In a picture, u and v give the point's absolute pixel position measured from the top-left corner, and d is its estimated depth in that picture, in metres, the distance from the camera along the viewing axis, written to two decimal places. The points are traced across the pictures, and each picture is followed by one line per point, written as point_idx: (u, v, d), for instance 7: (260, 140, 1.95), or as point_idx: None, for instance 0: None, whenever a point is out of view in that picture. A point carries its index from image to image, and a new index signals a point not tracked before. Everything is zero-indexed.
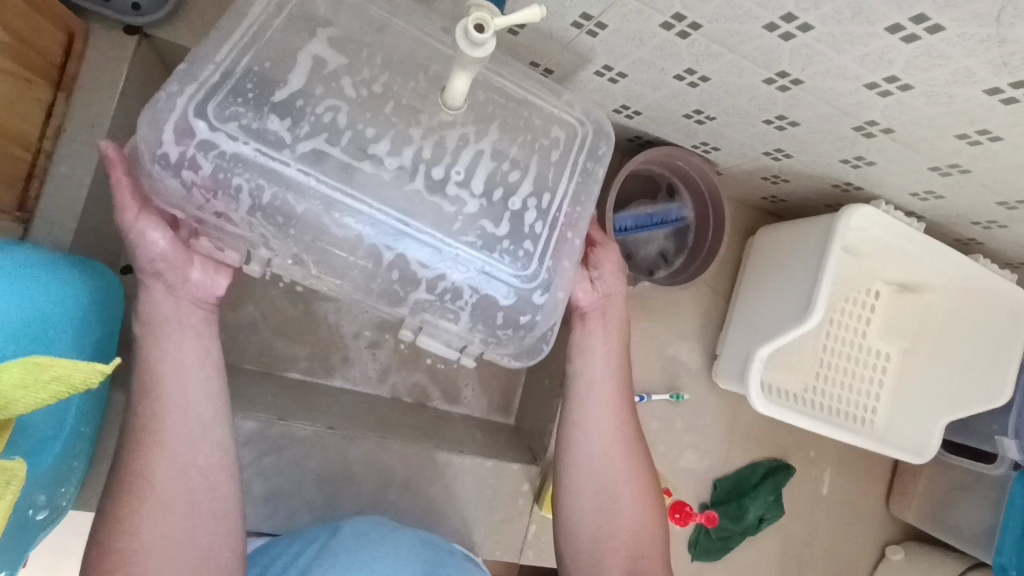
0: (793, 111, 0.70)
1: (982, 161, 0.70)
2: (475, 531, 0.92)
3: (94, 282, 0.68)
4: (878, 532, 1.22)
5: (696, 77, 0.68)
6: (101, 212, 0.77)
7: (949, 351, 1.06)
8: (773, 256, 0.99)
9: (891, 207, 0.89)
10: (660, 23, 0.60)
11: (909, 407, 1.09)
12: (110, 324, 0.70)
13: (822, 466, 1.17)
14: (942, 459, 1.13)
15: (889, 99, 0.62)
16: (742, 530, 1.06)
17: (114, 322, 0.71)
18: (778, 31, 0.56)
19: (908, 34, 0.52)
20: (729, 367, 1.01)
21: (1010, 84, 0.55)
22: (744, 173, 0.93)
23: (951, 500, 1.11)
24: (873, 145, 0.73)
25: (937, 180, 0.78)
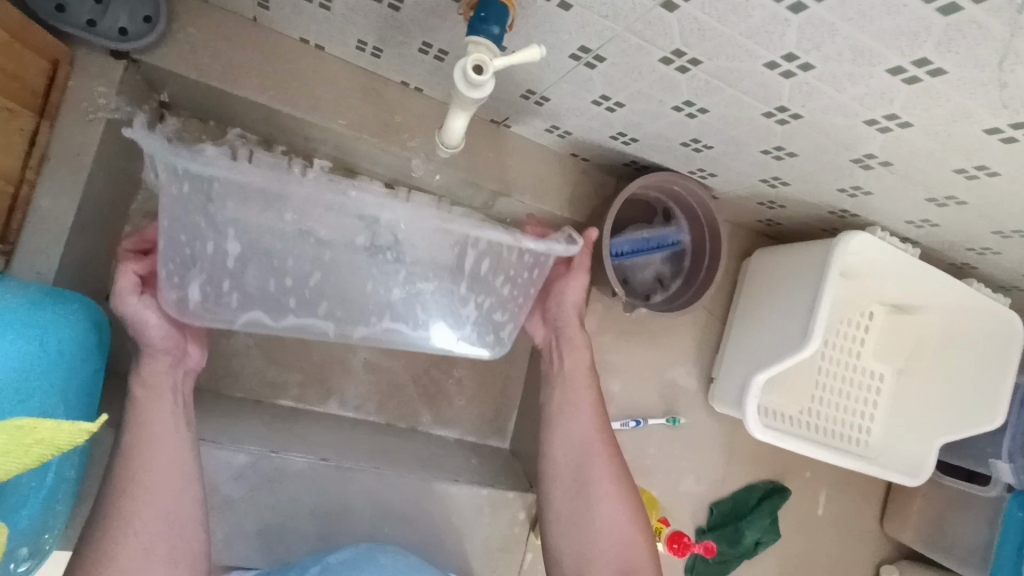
0: (792, 142, 0.69)
1: (978, 194, 0.70)
2: (470, 562, 0.90)
3: (80, 317, 0.66)
4: (874, 552, 1.22)
5: (695, 109, 0.68)
6: (86, 242, 0.75)
7: (943, 372, 1.07)
8: (769, 279, 0.99)
9: (887, 232, 0.89)
10: (659, 57, 0.59)
11: (905, 427, 1.09)
12: (95, 358, 0.68)
13: (817, 487, 1.17)
14: (938, 480, 1.14)
15: (888, 134, 0.62)
16: (739, 553, 1.05)
17: (98, 356, 0.69)
18: (779, 69, 0.55)
19: (910, 76, 0.51)
20: (725, 391, 1.00)
21: (1010, 125, 0.55)
22: (740, 198, 0.93)
23: (947, 521, 1.12)
24: (870, 176, 0.73)
25: (934, 209, 0.78)
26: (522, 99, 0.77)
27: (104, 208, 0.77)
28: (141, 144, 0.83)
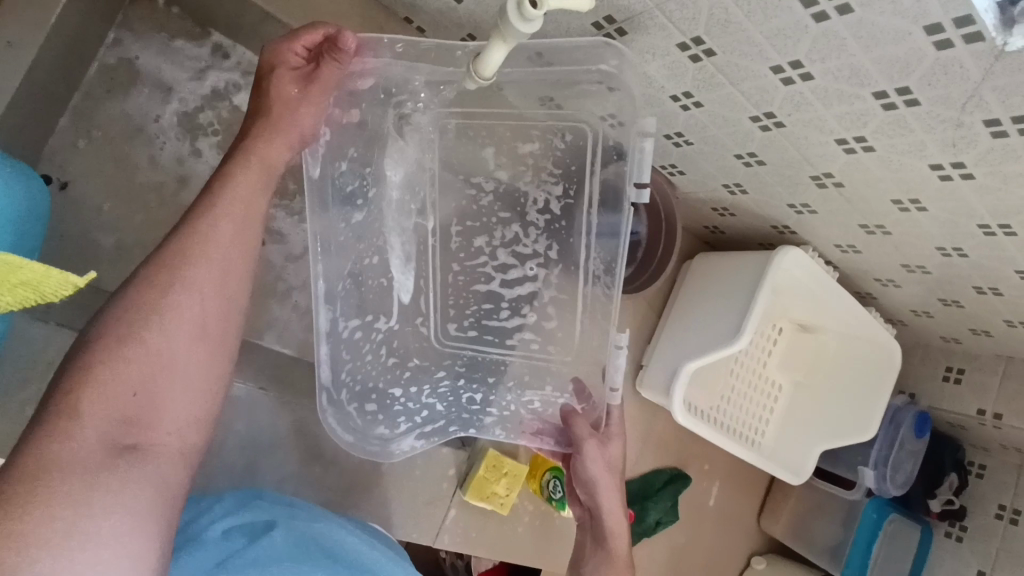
0: (766, 151, 0.76)
1: (903, 226, 0.81)
2: (395, 511, 0.90)
3: (18, 183, 0.63)
4: (749, 544, 1.34)
5: (691, 101, 0.72)
6: (23, 105, 0.68)
7: (836, 389, 1.19)
8: (707, 282, 1.07)
9: (815, 253, 1.00)
10: (677, 42, 0.64)
11: (792, 432, 1.21)
12: (27, 227, 0.65)
13: (712, 478, 1.27)
14: (813, 483, 1.28)
15: (850, 156, 0.70)
16: (641, 531, 1.15)
17: (31, 225, 0.66)
18: (782, 75, 0.61)
19: (888, 102, 0.59)
20: (654, 378, 1.07)
21: (952, 163, 0.64)
22: (698, 201, 1.00)
23: (813, 517, 1.27)
24: (821, 196, 0.82)
25: (862, 236, 0.89)
26: None
27: (49, 73, 0.71)
28: (102, 17, 0.76)
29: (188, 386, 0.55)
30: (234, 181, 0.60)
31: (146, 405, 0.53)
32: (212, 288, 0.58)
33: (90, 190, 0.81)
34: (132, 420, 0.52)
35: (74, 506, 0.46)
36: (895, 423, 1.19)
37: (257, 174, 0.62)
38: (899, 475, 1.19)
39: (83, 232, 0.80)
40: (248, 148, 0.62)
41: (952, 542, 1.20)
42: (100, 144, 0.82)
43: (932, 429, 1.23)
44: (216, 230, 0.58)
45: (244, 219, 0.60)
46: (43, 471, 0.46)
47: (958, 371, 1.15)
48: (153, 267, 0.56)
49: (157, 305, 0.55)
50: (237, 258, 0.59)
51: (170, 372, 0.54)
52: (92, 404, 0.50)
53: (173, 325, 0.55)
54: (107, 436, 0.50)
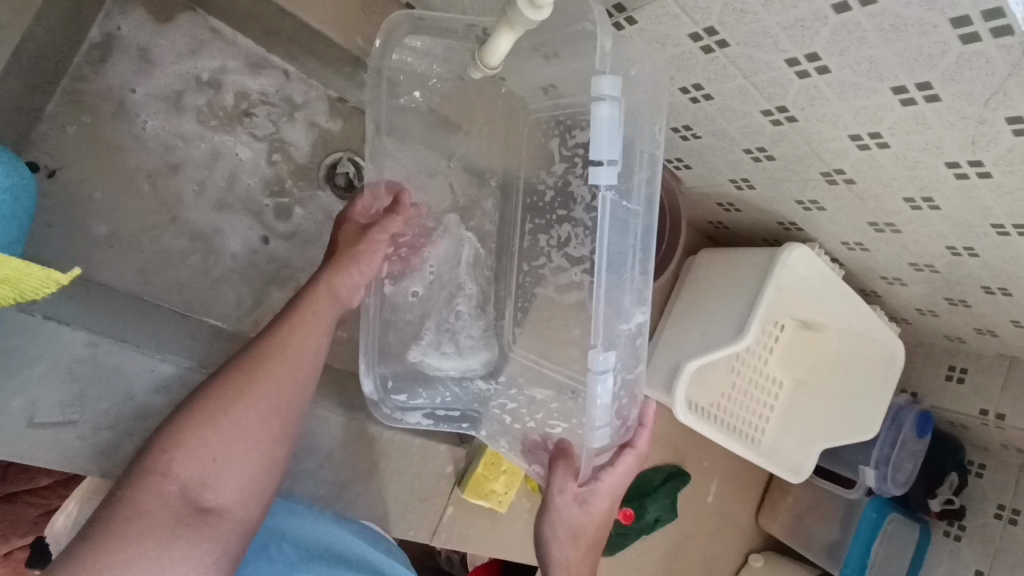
0: (776, 146, 0.74)
1: (914, 225, 0.80)
2: (391, 508, 0.89)
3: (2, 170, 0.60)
4: (746, 542, 1.33)
5: (701, 94, 0.70)
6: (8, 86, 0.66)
7: (839, 389, 1.17)
8: (711, 278, 1.05)
9: (821, 251, 0.98)
10: (689, 32, 0.61)
11: (793, 432, 1.19)
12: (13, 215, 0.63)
13: (711, 476, 1.26)
14: (812, 482, 1.28)
15: (863, 152, 0.68)
16: (639, 528, 1.14)
17: (16, 214, 0.63)
18: (797, 67, 0.59)
19: (907, 97, 0.57)
20: (656, 376, 1.05)
21: (969, 160, 0.62)
22: (703, 196, 0.98)
23: (812, 516, 1.26)
24: (831, 192, 0.80)
25: (871, 234, 0.87)
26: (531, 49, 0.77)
27: (36, 54, 0.68)
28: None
29: (252, 467, 0.61)
30: (312, 305, 0.70)
31: (215, 476, 0.58)
32: (283, 382, 0.64)
33: (79, 177, 0.78)
34: (204, 487, 0.58)
35: (149, 557, 0.53)
36: (897, 423, 1.18)
37: (327, 310, 0.71)
38: (899, 475, 1.18)
39: (70, 220, 0.78)
40: (322, 287, 0.72)
41: (951, 542, 1.19)
42: (89, 130, 0.79)
43: (933, 429, 1.22)
44: (295, 334, 0.66)
45: (318, 336, 0.68)
46: (132, 517, 0.54)
47: (961, 370, 1.14)
48: (244, 359, 0.64)
49: (237, 389, 0.61)
50: (309, 369, 0.66)
51: (243, 454, 0.60)
52: (176, 469, 0.57)
53: (250, 413, 0.61)
54: (183, 502, 0.56)
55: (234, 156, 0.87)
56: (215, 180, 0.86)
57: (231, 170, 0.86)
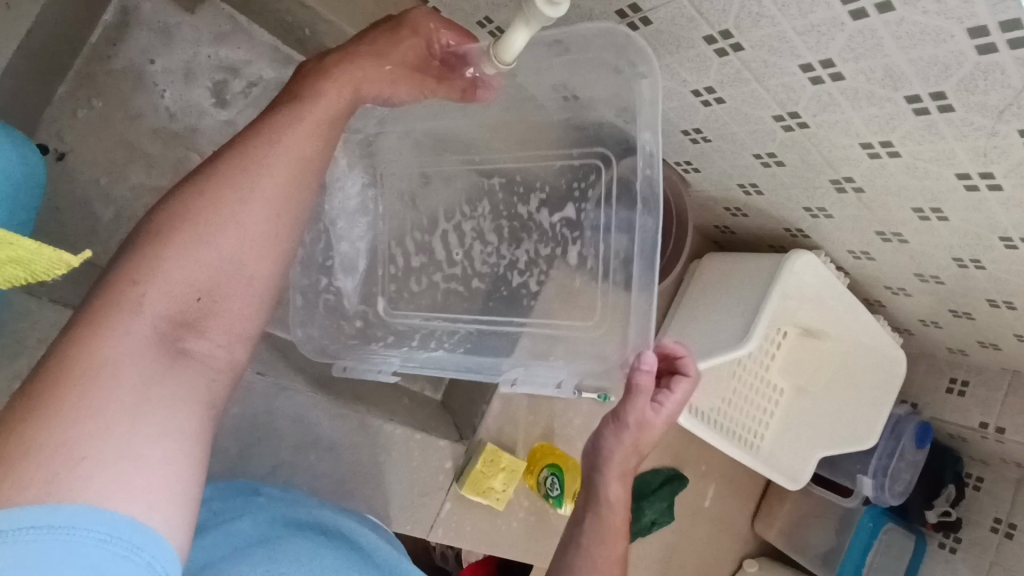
0: (786, 152, 0.74)
1: (921, 236, 0.79)
2: (389, 501, 0.89)
3: (14, 152, 0.61)
4: (742, 547, 1.33)
5: (713, 97, 0.70)
6: (19, 68, 0.66)
7: (838, 396, 1.17)
8: (716, 283, 1.05)
9: (827, 258, 0.98)
10: (704, 34, 0.61)
11: (790, 439, 1.19)
12: (23, 199, 0.63)
13: (709, 480, 1.26)
14: (809, 489, 1.28)
15: (874, 161, 0.68)
16: (635, 530, 1.13)
17: (25, 197, 0.63)
18: (811, 74, 0.59)
19: (920, 107, 0.57)
20: None
21: (980, 172, 0.62)
22: (711, 200, 0.98)
23: (807, 523, 1.27)
24: (839, 200, 0.80)
25: (879, 243, 0.87)
26: None
27: (48, 36, 0.68)
28: None
29: (243, 297, 0.50)
30: (320, 90, 0.54)
31: (201, 310, 0.48)
32: (281, 189, 0.51)
33: (89, 161, 0.79)
34: (185, 323, 0.47)
35: (117, 426, 0.41)
36: (897, 434, 1.18)
37: (340, 104, 0.55)
38: (897, 484, 1.18)
39: (78, 204, 0.78)
40: (337, 82, 0.55)
41: (946, 553, 1.19)
42: (99, 114, 0.79)
43: (932, 441, 1.22)
44: (297, 132, 0.52)
45: (321, 132, 0.54)
46: (93, 370, 0.42)
47: (962, 383, 1.14)
48: (227, 156, 0.51)
49: (224, 199, 0.49)
50: (320, 163, 0.54)
51: (234, 281, 0.49)
52: (148, 300, 0.46)
53: (238, 229, 0.49)
54: (161, 333, 0.46)
55: None
56: None
57: None
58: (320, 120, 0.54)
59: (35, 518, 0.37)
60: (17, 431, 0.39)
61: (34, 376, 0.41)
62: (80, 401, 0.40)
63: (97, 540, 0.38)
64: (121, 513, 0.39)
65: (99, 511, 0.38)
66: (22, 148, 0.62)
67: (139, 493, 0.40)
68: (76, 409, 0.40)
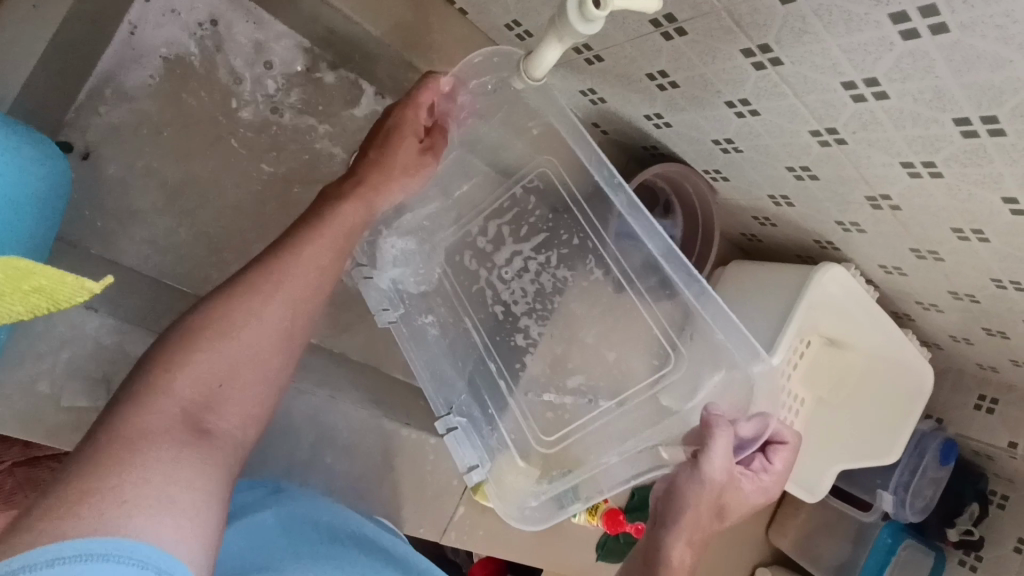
0: (820, 167, 0.71)
1: (958, 255, 0.77)
2: (402, 504, 0.90)
3: (42, 159, 0.61)
4: (754, 554, 1.32)
5: (747, 109, 0.68)
6: (45, 67, 0.66)
7: (860, 408, 1.14)
8: (740, 292, 1.03)
9: (857, 272, 0.95)
10: (742, 47, 0.59)
11: (809, 449, 1.16)
12: (47, 203, 0.63)
13: None
14: (827, 501, 1.26)
15: (914, 181, 0.65)
16: None
17: (49, 202, 0.63)
18: (854, 91, 0.57)
19: (970, 130, 0.54)
20: None
21: None
22: (738, 208, 0.96)
23: (822, 534, 1.25)
24: (875, 216, 0.77)
25: (912, 260, 0.84)
26: (574, 51, 0.75)
27: (74, 35, 0.68)
28: None
29: (258, 388, 0.56)
30: (341, 212, 0.65)
31: (224, 393, 0.53)
32: (299, 299, 0.59)
33: (113, 161, 0.78)
34: (206, 403, 0.52)
35: (156, 488, 0.44)
36: (920, 450, 1.15)
37: (360, 213, 0.67)
38: (919, 501, 1.16)
39: (100, 200, 0.78)
40: (362, 194, 0.67)
41: (965, 571, 1.17)
42: (122, 111, 0.79)
43: (957, 458, 1.19)
44: (313, 248, 0.62)
45: (343, 241, 0.65)
46: (132, 442, 0.46)
47: (991, 401, 1.10)
48: (262, 265, 0.59)
49: (253, 299, 0.57)
50: (327, 275, 0.62)
51: (251, 371, 0.55)
52: (177, 385, 0.50)
53: (260, 320, 0.56)
54: (188, 414, 0.50)
55: (265, 144, 0.86)
56: (244, 166, 0.85)
57: (261, 156, 0.86)
58: (341, 228, 0.64)
59: (86, 547, 0.38)
60: (66, 489, 0.42)
61: (83, 453, 0.45)
62: (124, 468, 0.44)
63: (136, 567, 0.39)
64: (161, 548, 0.41)
65: (145, 543, 0.40)
66: (49, 151, 0.63)
67: (177, 529, 0.43)
68: (122, 472, 0.43)
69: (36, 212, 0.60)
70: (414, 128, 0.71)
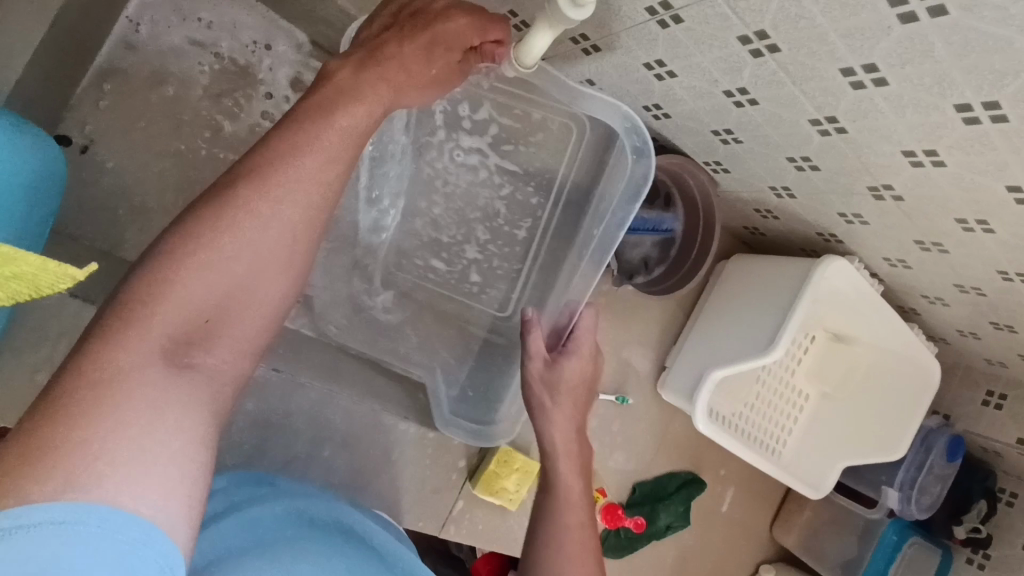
0: (822, 157, 0.70)
1: (963, 247, 0.75)
2: (401, 497, 0.89)
3: (38, 150, 0.61)
4: (760, 551, 1.31)
5: (746, 98, 0.67)
6: (41, 59, 0.67)
7: (865, 403, 1.13)
8: (742, 285, 1.02)
9: (861, 265, 0.94)
10: (738, 35, 0.58)
11: (814, 444, 1.14)
12: (43, 194, 0.63)
13: (727, 484, 1.24)
14: (832, 497, 1.24)
15: (916, 170, 0.64)
16: (650, 533, 1.10)
17: (45, 194, 0.63)
18: (853, 78, 0.56)
19: (972, 116, 0.53)
20: (677, 382, 1.03)
21: None
22: (740, 201, 0.95)
23: (827, 531, 1.24)
24: (878, 207, 0.76)
25: (917, 252, 0.83)
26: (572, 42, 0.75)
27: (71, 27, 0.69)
28: None
29: (251, 312, 0.53)
30: (349, 105, 0.56)
31: (215, 319, 0.51)
32: (299, 214, 0.54)
33: (112, 153, 0.79)
34: (195, 333, 0.49)
35: (133, 441, 0.43)
36: (926, 446, 1.14)
37: (373, 110, 0.57)
38: (926, 498, 1.14)
39: (98, 193, 0.78)
40: (380, 90, 0.58)
41: (973, 569, 1.15)
42: (119, 104, 0.79)
43: (964, 454, 1.18)
44: (313, 156, 0.54)
45: (354, 144, 0.56)
46: (109, 383, 0.44)
47: (999, 397, 1.09)
48: (257, 168, 0.53)
49: (248, 214, 0.51)
50: (333, 185, 0.55)
51: (243, 296, 0.52)
52: (160, 313, 0.47)
53: (251, 241, 0.51)
54: (173, 344, 0.48)
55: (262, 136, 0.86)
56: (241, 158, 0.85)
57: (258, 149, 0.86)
58: (345, 131, 0.56)
59: (49, 517, 0.38)
60: (39, 439, 0.40)
61: (55, 389, 0.43)
62: (100, 413, 0.42)
63: (107, 540, 0.40)
64: (140, 515, 0.42)
65: (123, 510, 0.41)
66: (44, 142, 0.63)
67: (157, 495, 0.43)
68: (96, 420, 0.42)
69: (32, 204, 0.61)
70: (457, 44, 0.60)
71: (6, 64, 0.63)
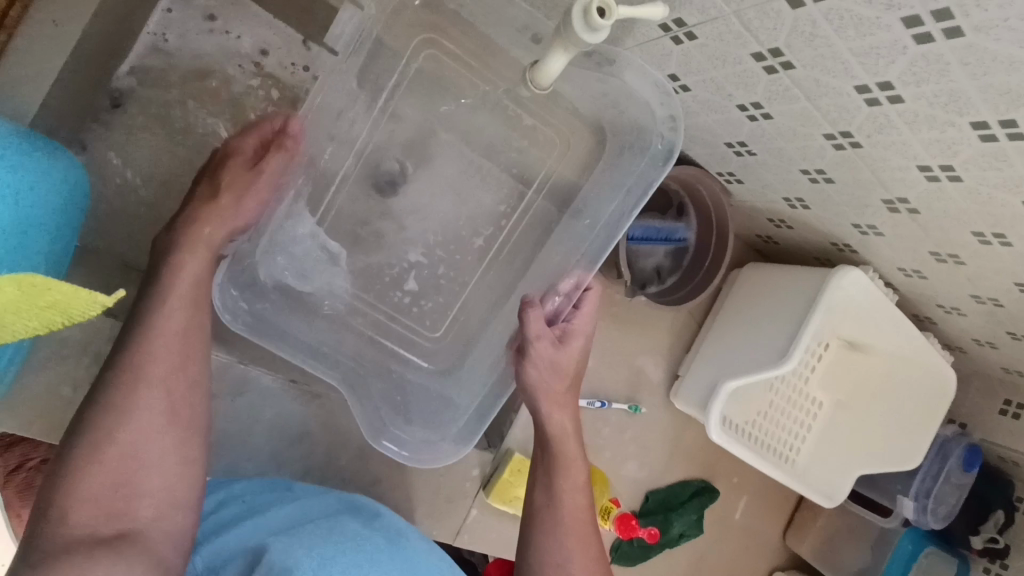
0: (836, 170, 0.70)
1: (980, 259, 0.75)
2: (414, 506, 0.90)
3: (63, 169, 0.62)
4: (774, 560, 1.30)
5: (760, 112, 0.67)
6: (67, 79, 0.68)
7: (878, 412, 1.12)
8: (755, 294, 1.02)
9: (875, 275, 0.93)
10: (752, 52, 0.58)
11: (826, 453, 1.14)
12: (68, 212, 0.65)
13: (740, 492, 1.24)
14: (847, 507, 1.23)
15: (932, 184, 0.64)
16: (663, 542, 1.10)
17: (70, 211, 0.65)
18: (867, 95, 0.56)
19: (988, 134, 0.53)
20: (691, 391, 1.03)
21: None
22: (753, 210, 0.95)
23: (842, 540, 1.23)
24: (893, 219, 0.75)
25: (933, 263, 0.82)
26: None
27: (95, 47, 0.71)
28: None
29: (165, 478, 0.60)
30: (190, 280, 0.64)
31: (130, 498, 0.58)
32: (169, 395, 0.61)
33: (132, 168, 0.80)
34: (117, 513, 0.57)
35: None
36: (942, 455, 1.13)
37: (203, 263, 0.65)
38: (942, 508, 1.13)
39: (119, 207, 0.80)
40: (203, 235, 0.66)
41: None
42: (140, 119, 0.81)
43: (981, 464, 1.17)
44: (165, 336, 0.62)
45: (193, 303, 0.64)
46: None
47: (1017, 407, 1.08)
48: (117, 384, 0.60)
49: (125, 416, 0.59)
50: (196, 357, 0.64)
51: (149, 467, 0.59)
52: (67, 523, 0.55)
53: (130, 448, 0.59)
54: (81, 543, 0.54)
55: None
56: None
57: None
58: (183, 320, 0.63)
59: None
60: None
61: None
62: None
63: None
64: None
65: None
66: (69, 160, 0.65)
67: None
68: None
69: (58, 222, 0.62)
70: None
71: (34, 85, 0.65)
